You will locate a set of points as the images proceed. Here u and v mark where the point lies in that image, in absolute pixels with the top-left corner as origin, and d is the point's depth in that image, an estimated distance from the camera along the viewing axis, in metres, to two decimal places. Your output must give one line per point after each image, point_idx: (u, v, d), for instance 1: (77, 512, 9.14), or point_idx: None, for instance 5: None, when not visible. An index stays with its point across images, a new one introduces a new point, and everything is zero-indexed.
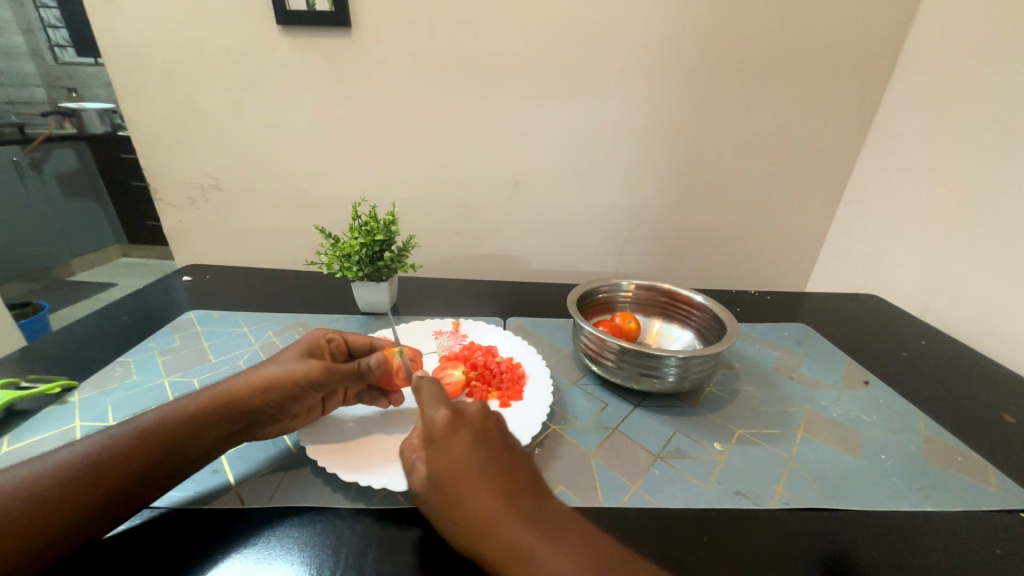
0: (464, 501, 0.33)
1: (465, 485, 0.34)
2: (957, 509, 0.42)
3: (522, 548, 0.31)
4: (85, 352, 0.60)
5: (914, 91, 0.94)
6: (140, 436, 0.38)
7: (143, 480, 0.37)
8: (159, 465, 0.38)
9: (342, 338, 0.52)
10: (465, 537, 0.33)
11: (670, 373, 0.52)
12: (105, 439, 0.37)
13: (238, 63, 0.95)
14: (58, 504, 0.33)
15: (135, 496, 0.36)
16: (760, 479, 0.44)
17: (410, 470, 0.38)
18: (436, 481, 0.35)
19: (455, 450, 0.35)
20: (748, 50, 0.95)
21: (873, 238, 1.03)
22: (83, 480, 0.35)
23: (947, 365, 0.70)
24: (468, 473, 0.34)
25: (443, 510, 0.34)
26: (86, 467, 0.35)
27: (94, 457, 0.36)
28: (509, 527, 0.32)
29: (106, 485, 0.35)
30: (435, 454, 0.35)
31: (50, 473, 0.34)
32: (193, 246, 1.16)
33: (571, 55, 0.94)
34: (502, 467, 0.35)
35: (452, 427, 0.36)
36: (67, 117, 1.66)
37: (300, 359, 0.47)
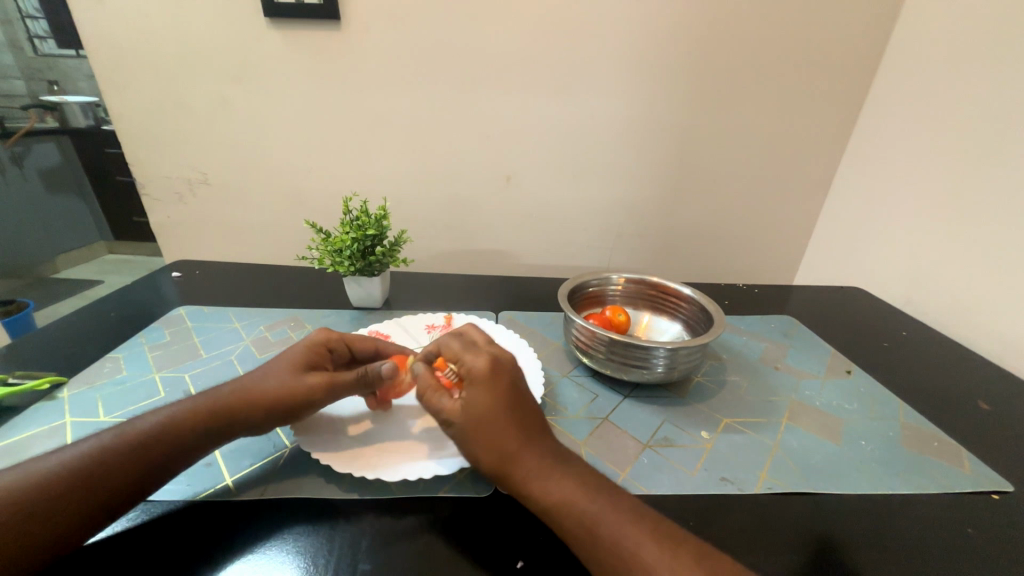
0: (495, 435, 0.38)
1: (498, 420, 0.38)
2: (932, 492, 0.44)
3: (542, 475, 0.37)
4: (73, 350, 0.60)
5: (898, 88, 0.96)
6: (124, 444, 0.38)
7: (124, 483, 0.36)
8: (139, 471, 0.37)
9: (347, 343, 0.51)
10: (493, 463, 0.38)
11: (658, 364, 0.53)
12: (98, 446, 0.37)
13: (225, 55, 0.93)
14: (30, 515, 0.33)
15: (116, 498, 0.36)
16: (745, 466, 0.45)
17: (436, 408, 0.41)
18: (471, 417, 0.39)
19: (493, 390, 0.40)
20: (737, 46, 0.96)
21: (859, 232, 1.05)
22: (57, 489, 0.34)
23: (927, 354, 0.72)
24: (500, 410, 0.39)
25: (472, 441, 0.39)
26: (62, 476, 0.35)
27: (72, 467, 0.36)
28: (533, 457, 0.37)
29: (86, 492, 0.35)
30: (474, 395, 0.40)
31: (27, 482, 0.34)
32: (180, 242, 1.14)
33: (562, 51, 0.95)
34: (528, 410, 0.40)
35: (493, 371, 0.40)
36: (49, 110, 1.61)
37: (297, 375, 0.45)
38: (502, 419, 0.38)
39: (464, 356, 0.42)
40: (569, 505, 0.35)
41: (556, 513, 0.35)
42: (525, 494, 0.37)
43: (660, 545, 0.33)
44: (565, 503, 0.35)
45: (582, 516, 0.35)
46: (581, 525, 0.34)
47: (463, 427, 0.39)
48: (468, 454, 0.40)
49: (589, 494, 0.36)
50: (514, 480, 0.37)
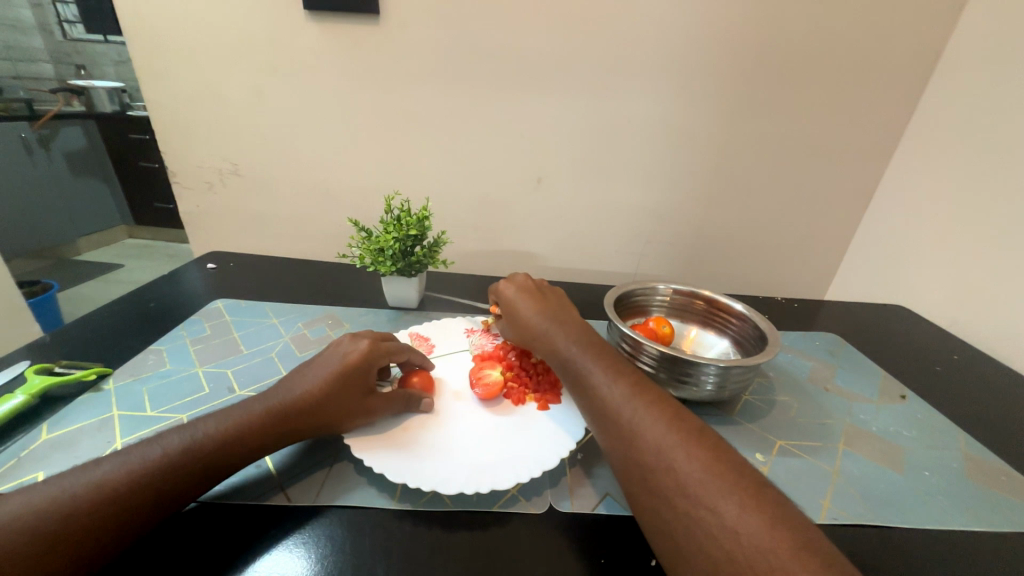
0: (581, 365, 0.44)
1: (586, 356, 0.45)
2: (1006, 531, 0.42)
3: (620, 402, 0.39)
4: (115, 340, 0.60)
5: (951, 103, 0.93)
6: (186, 451, 0.36)
7: (185, 492, 0.35)
8: (201, 479, 0.36)
9: (387, 347, 0.49)
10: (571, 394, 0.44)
11: (709, 382, 0.52)
12: (153, 452, 0.36)
13: (264, 46, 0.93)
14: (94, 523, 0.32)
15: (177, 505, 0.35)
16: (807, 493, 0.44)
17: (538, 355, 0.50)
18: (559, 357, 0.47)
19: (584, 338, 0.48)
20: (785, 54, 0.93)
21: (901, 248, 1.02)
22: (120, 498, 0.33)
23: (979, 380, 0.69)
24: (589, 350, 0.46)
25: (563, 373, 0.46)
26: (124, 484, 0.33)
27: (135, 473, 0.34)
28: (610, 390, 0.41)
29: (151, 500, 0.34)
30: (523, 304, 0.54)
31: (90, 488, 0.33)
32: (209, 232, 1.15)
33: (603, 53, 0.93)
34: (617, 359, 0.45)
35: (537, 291, 0.56)
36: (76, 95, 1.67)
37: (347, 392, 0.44)
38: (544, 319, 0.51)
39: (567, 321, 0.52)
40: (639, 431, 0.37)
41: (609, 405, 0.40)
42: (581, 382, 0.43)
43: (718, 479, 0.32)
44: (615, 392, 0.40)
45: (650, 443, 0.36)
46: (630, 413, 0.38)
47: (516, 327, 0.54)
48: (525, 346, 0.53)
49: (662, 425, 0.37)
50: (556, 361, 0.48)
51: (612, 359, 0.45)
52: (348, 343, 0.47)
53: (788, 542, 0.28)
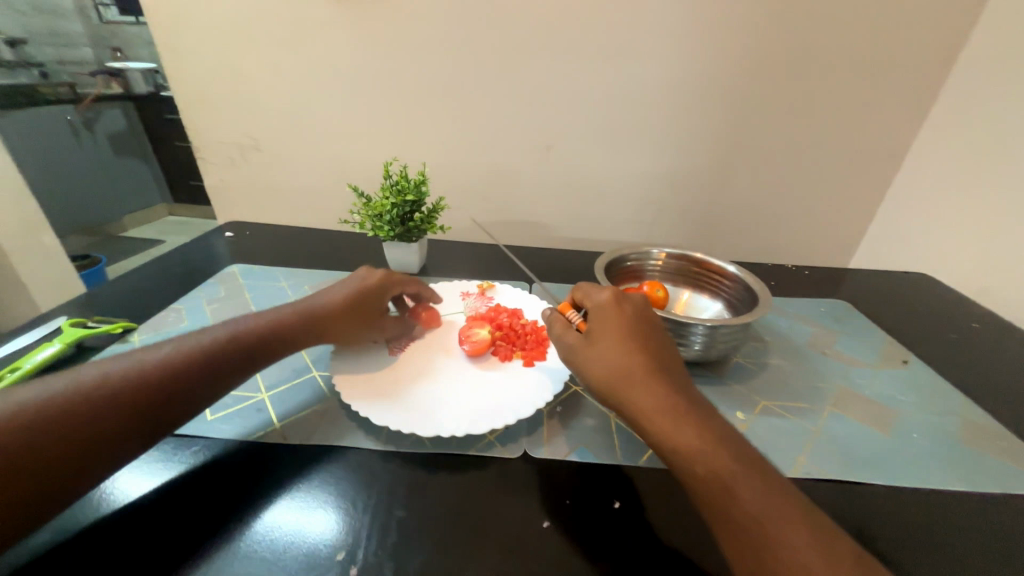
0: (619, 359, 0.39)
1: (623, 346, 0.40)
2: (992, 492, 0.41)
3: (704, 456, 0.34)
4: (141, 301, 0.65)
5: (999, 52, 0.84)
6: (187, 354, 0.42)
7: (174, 397, 0.40)
8: (186, 387, 0.40)
9: (397, 281, 0.56)
10: (603, 391, 0.39)
11: (696, 342, 0.52)
12: (142, 360, 0.40)
13: (273, 17, 0.94)
14: (106, 419, 0.36)
15: (165, 411, 0.39)
16: (783, 450, 0.44)
17: (560, 336, 0.44)
18: (588, 348, 0.41)
19: (618, 319, 0.42)
20: (810, 4, 0.86)
21: (932, 214, 0.96)
22: (129, 394, 0.38)
23: (999, 349, 0.66)
24: (626, 338, 0.40)
25: (591, 366, 0.40)
26: (117, 384, 0.37)
27: (141, 373, 0.39)
28: (654, 394, 0.37)
29: (156, 399, 0.39)
30: (599, 320, 0.43)
31: (101, 383, 0.37)
32: (230, 205, 1.19)
33: (612, 11, 0.89)
34: (655, 347, 0.41)
35: (619, 300, 0.44)
36: (113, 76, 1.70)
37: (355, 311, 0.52)
38: (615, 345, 0.40)
39: (590, 291, 0.46)
40: (733, 496, 0.32)
41: (690, 461, 0.34)
42: (651, 427, 0.36)
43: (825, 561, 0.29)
44: (698, 448, 0.34)
45: (703, 461, 0.34)
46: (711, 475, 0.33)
47: (582, 352, 0.42)
48: (582, 371, 0.41)
49: (755, 490, 0.32)
50: (625, 402, 0.38)
51: (688, 397, 0.37)
52: (363, 275, 0.55)
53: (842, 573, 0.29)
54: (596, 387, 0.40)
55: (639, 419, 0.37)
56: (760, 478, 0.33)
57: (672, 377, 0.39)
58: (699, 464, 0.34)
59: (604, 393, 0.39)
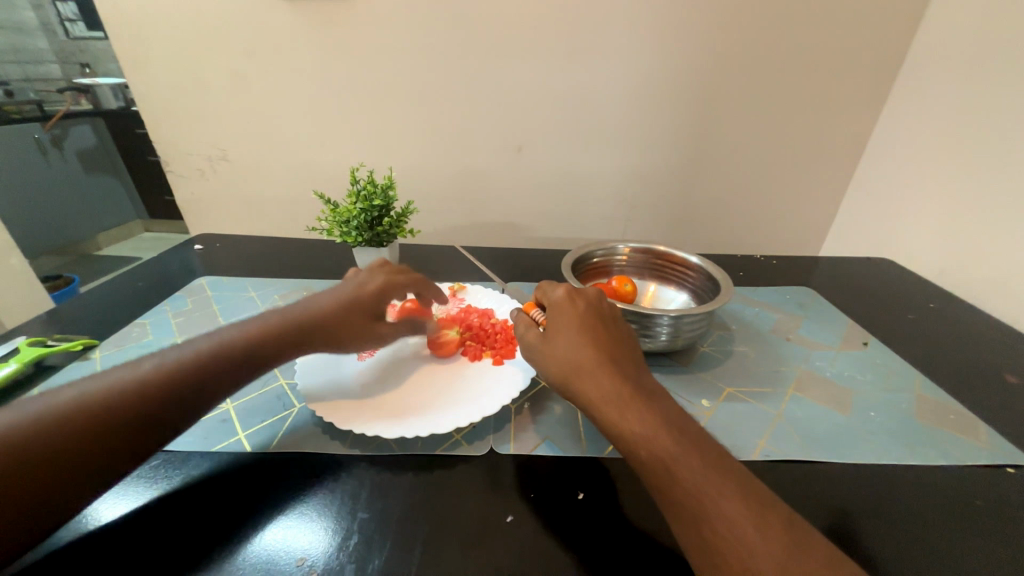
0: (573, 353, 0.40)
1: (577, 340, 0.41)
2: (941, 463, 0.43)
3: (652, 440, 0.34)
4: (106, 317, 0.64)
5: (945, 43, 0.88)
6: (186, 369, 0.39)
7: (145, 429, 0.36)
8: (159, 416, 0.37)
9: (402, 282, 0.53)
10: (560, 384, 0.40)
11: (662, 332, 0.53)
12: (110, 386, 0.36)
13: (237, 28, 0.93)
14: (101, 437, 0.34)
15: (138, 443, 0.36)
16: (745, 433, 0.45)
17: (522, 334, 0.45)
18: (545, 344, 0.42)
19: (572, 314, 0.43)
20: (765, 2, 0.89)
21: (892, 201, 0.99)
22: (130, 408, 0.36)
23: (954, 326, 0.69)
24: (581, 332, 0.41)
25: (548, 361, 0.41)
26: (79, 416, 0.34)
27: (142, 384, 0.37)
28: (606, 385, 0.38)
29: (155, 415, 0.37)
30: (555, 315, 0.44)
31: (99, 395, 0.36)
32: (203, 218, 1.18)
33: (575, 13, 0.90)
34: (609, 339, 0.41)
35: (573, 295, 0.45)
36: (83, 93, 1.48)
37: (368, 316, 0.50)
38: (569, 337, 0.41)
39: (548, 288, 0.47)
40: (679, 478, 0.33)
41: (639, 446, 0.35)
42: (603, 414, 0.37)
43: (766, 537, 0.30)
44: (644, 432, 0.35)
45: (653, 447, 0.34)
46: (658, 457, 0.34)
47: (539, 347, 0.43)
48: (541, 366, 0.43)
49: (700, 471, 0.33)
50: (578, 391, 0.39)
51: (641, 384, 0.38)
52: (366, 276, 0.52)
53: (784, 547, 0.29)
54: (553, 379, 0.41)
55: (593, 410, 0.37)
56: (709, 460, 0.33)
57: (629, 367, 0.40)
58: (648, 449, 0.34)
59: (561, 385, 0.40)
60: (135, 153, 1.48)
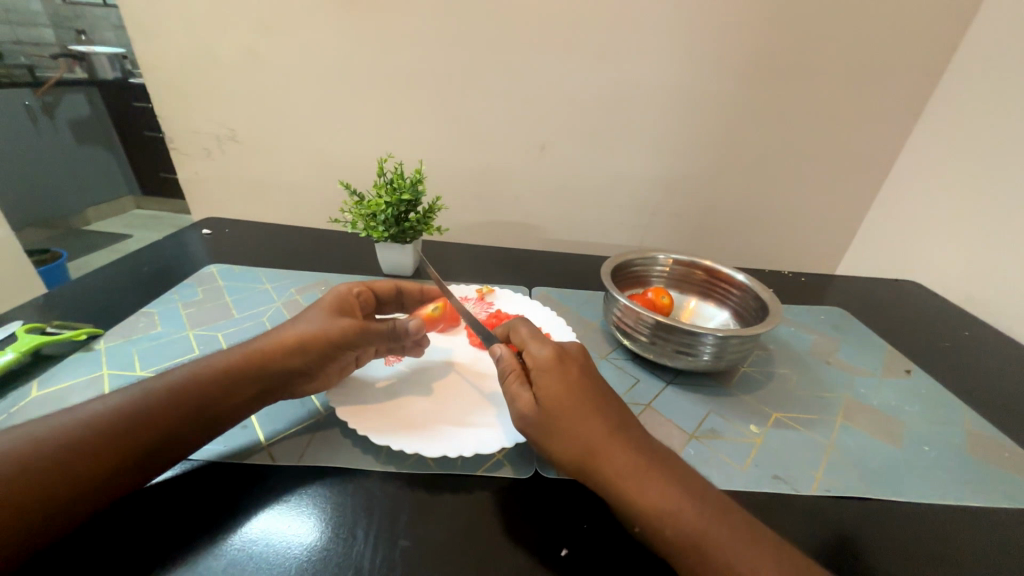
0: (584, 426, 0.34)
1: (583, 408, 0.35)
2: (1003, 505, 0.41)
3: (704, 531, 0.30)
4: (109, 303, 0.59)
5: (986, 65, 0.87)
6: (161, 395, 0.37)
7: (125, 459, 0.34)
8: (140, 445, 0.35)
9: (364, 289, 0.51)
10: (570, 464, 0.34)
11: (706, 352, 0.50)
12: (94, 415, 0.35)
13: (257, 3, 0.88)
14: (79, 470, 0.33)
15: (119, 475, 0.34)
16: (798, 464, 0.43)
17: (511, 396, 0.38)
18: (547, 413, 0.35)
19: (569, 375, 0.37)
20: (808, 11, 0.87)
21: (918, 223, 0.98)
22: (108, 434, 0.34)
23: (988, 355, 0.68)
24: (590, 404, 0.35)
25: (556, 436, 0.35)
26: (64, 445, 0.33)
27: (122, 410, 0.36)
28: (627, 458, 0.33)
29: (133, 443, 0.35)
30: (550, 383, 0.36)
31: (83, 423, 0.35)
32: (208, 200, 1.13)
33: (615, 9, 0.87)
34: (610, 399, 0.37)
35: (562, 356, 0.38)
36: (77, 61, 1.41)
37: (334, 314, 0.46)
38: (579, 414, 0.35)
39: (530, 345, 0.40)
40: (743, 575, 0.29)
41: (689, 539, 0.30)
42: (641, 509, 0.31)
43: None
44: (694, 526, 0.31)
45: (685, 528, 0.31)
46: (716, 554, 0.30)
47: (542, 426, 0.35)
48: (546, 450, 0.35)
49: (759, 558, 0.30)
50: (606, 481, 0.33)
51: (663, 461, 0.34)
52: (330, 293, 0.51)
53: None
54: (568, 467, 0.34)
55: (616, 492, 0.32)
56: (741, 531, 0.31)
57: (645, 439, 0.35)
58: (702, 542, 0.30)
59: (580, 474, 0.34)
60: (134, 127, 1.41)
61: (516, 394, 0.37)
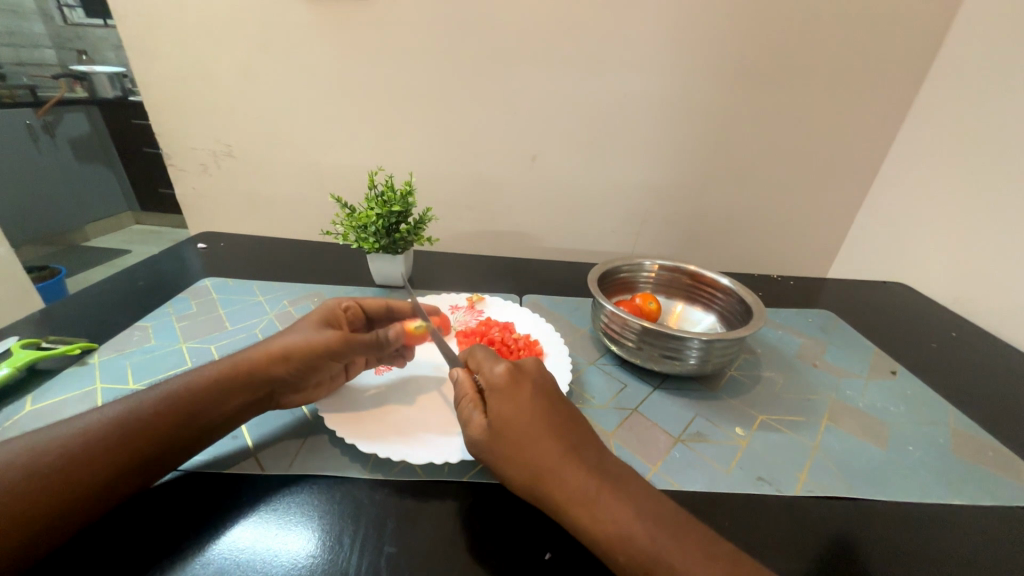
0: (531, 449, 0.34)
1: (532, 431, 0.35)
2: (984, 503, 0.41)
3: (654, 553, 0.30)
4: (104, 317, 0.60)
5: (963, 71, 0.89)
6: (136, 415, 0.37)
7: (101, 478, 0.34)
8: (119, 463, 0.35)
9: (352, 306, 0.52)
10: (521, 488, 0.34)
11: (692, 356, 0.50)
12: (71, 435, 0.35)
13: (251, 23, 0.91)
14: (56, 490, 0.33)
15: (96, 495, 0.34)
16: (783, 466, 0.43)
17: (464, 420, 0.38)
18: (496, 438, 0.36)
19: (518, 398, 0.37)
20: (789, 21, 0.89)
21: (903, 225, 1.00)
22: (85, 454, 0.34)
23: (974, 355, 0.68)
24: (540, 425, 0.35)
25: (505, 461, 0.35)
26: (42, 466, 0.33)
27: (98, 431, 0.36)
28: (577, 480, 0.33)
29: (110, 463, 0.35)
30: (500, 405, 0.36)
31: (61, 444, 0.35)
32: (205, 215, 1.14)
33: (600, 23, 0.89)
34: (562, 419, 0.37)
35: (516, 376, 0.38)
36: (78, 80, 1.41)
37: (318, 328, 0.47)
38: (527, 436, 0.35)
39: (486, 364, 0.40)
40: None
41: (640, 561, 0.30)
42: (590, 529, 0.31)
43: None
44: (644, 548, 0.30)
45: (634, 550, 0.30)
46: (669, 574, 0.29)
47: (494, 450, 0.36)
48: (499, 473, 0.35)
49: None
50: (557, 504, 0.33)
51: (619, 480, 0.34)
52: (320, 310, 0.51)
53: None
54: (520, 491, 0.34)
55: (565, 515, 0.32)
56: (694, 551, 0.30)
57: (601, 459, 0.35)
58: (651, 563, 0.30)
59: (532, 497, 0.34)
60: (132, 144, 1.43)
61: (470, 418, 0.38)
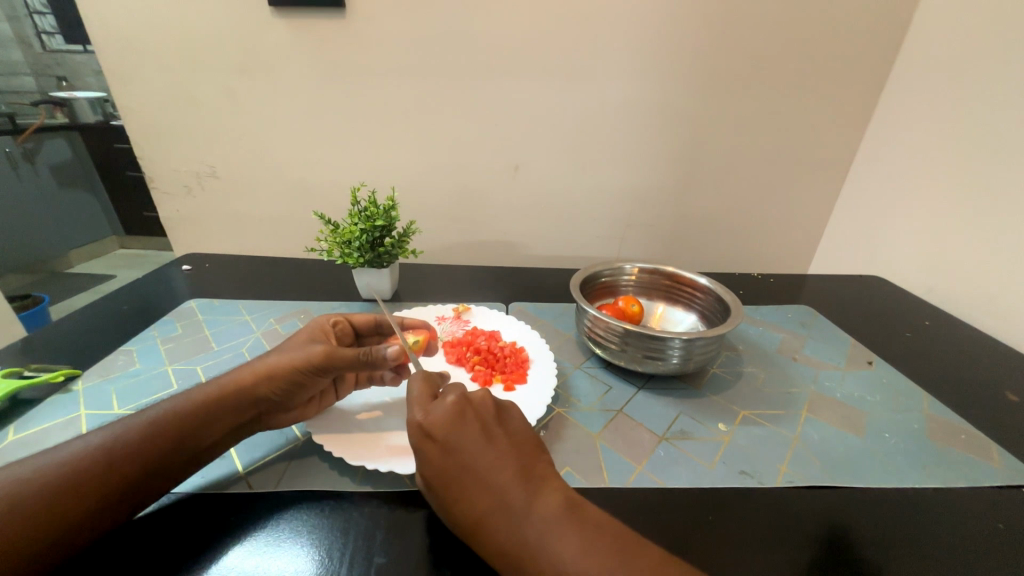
0: (457, 508, 0.35)
1: (452, 490, 0.35)
2: (958, 485, 0.43)
3: None
4: (88, 343, 0.60)
5: (922, 71, 0.93)
6: (121, 441, 0.37)
7: (90, 503, 0.34)
8: (106, 487, 0.35)
9: (339, 324, 0.52)
10: (469, 521, 0.34)
11: (674, 356, 0.52)
12: (58, 462, 0.35)
13: (232, 45, 0.92)
14: (42, 518, 0.33)
15: (84, 519, 0.34)
16: (764, 459, 0.45)
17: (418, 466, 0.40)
18: (440, 476, 0.36)
19: (435, 457, 0.36)
20: (756, 28, 0.93)
21: (876, 219, 1.03)
22: (72, 480, 0.34)
23: (944, 342, 0.71)
24: (460, 483, 0.35)
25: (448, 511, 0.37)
26: (31, 493, 0.33)
27: (85, 457, 0.36)
28: (502, 533, 0.33)
29: (97, 488, 0.35)
30: (424, 463, 0.36)
31: (46, 472, 0.34)
32: (188, 236, 1.14)
33: (575, 35, 0.92)
34: (486, 466, 0.35)
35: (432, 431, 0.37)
36: (57, 106, 1.34)
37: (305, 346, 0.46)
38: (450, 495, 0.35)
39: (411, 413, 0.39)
40: None
41: None
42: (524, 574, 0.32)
43: None
44: None
45: None
46: None
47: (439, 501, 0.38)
48: None
49: None
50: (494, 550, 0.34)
51: (546, 522, 0.33)
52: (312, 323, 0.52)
53: None
54: None
55: (512, 553, 0.32)
56: None
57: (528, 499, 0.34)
58: None
59: None
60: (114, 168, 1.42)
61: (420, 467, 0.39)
